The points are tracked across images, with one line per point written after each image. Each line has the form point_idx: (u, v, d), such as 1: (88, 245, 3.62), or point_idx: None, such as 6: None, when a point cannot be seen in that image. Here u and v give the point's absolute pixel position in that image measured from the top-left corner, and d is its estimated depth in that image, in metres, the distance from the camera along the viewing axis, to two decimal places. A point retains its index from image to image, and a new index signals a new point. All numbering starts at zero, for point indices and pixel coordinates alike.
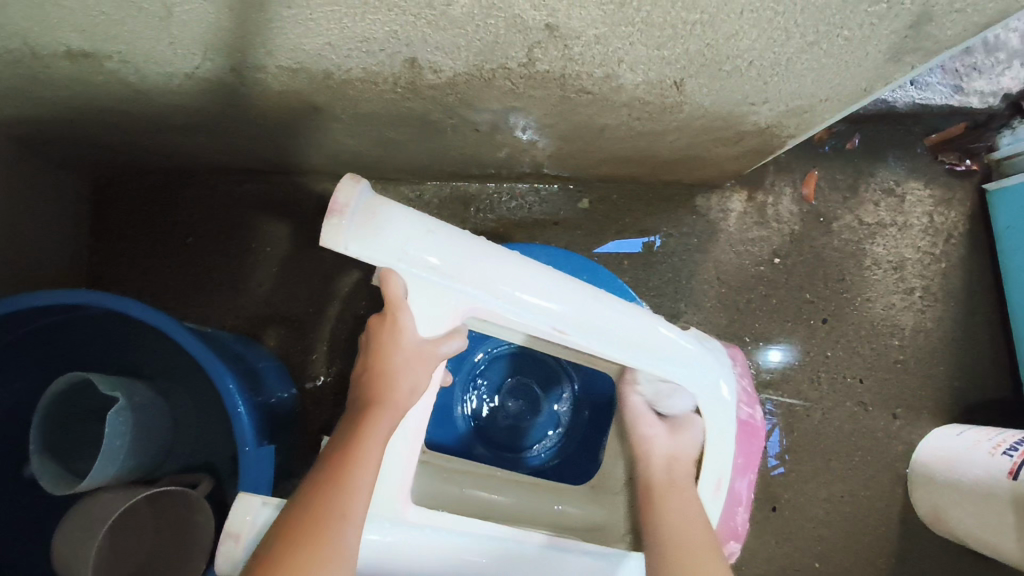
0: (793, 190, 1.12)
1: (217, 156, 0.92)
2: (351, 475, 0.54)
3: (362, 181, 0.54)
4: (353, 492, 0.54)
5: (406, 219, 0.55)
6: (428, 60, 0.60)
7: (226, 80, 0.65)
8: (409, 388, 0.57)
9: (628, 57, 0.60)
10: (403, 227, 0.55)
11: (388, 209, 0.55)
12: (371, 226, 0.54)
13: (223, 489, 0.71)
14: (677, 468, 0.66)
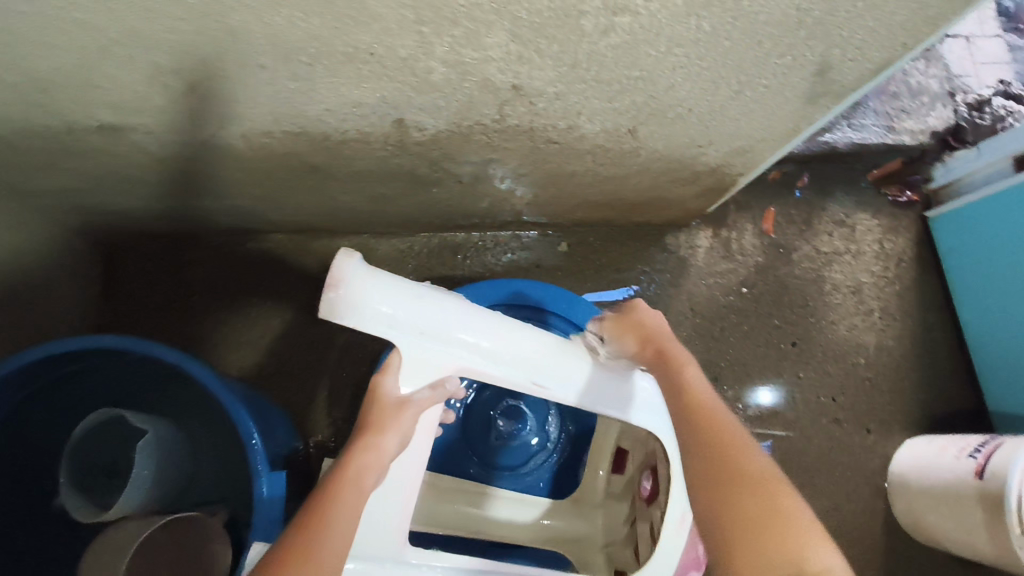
0: (753, 225, 1.22)
1: (222, 217, 1.01)
2: (330, 521, 0.54)
3: (356, 257, 0.57)
4: (333, 541, 0.54)
5: (397, 291, 0.59)
6: (414, 120, 0.70)
7: (236, 146, 0.74)
8: (390, 443, 0.60)
9: (585, 110, 0.70)
10: (395, 300, 0.59)
11: (380, 281, 0.59)
12: (365, 297, 0.58)
13: (238, 518, 0.75)
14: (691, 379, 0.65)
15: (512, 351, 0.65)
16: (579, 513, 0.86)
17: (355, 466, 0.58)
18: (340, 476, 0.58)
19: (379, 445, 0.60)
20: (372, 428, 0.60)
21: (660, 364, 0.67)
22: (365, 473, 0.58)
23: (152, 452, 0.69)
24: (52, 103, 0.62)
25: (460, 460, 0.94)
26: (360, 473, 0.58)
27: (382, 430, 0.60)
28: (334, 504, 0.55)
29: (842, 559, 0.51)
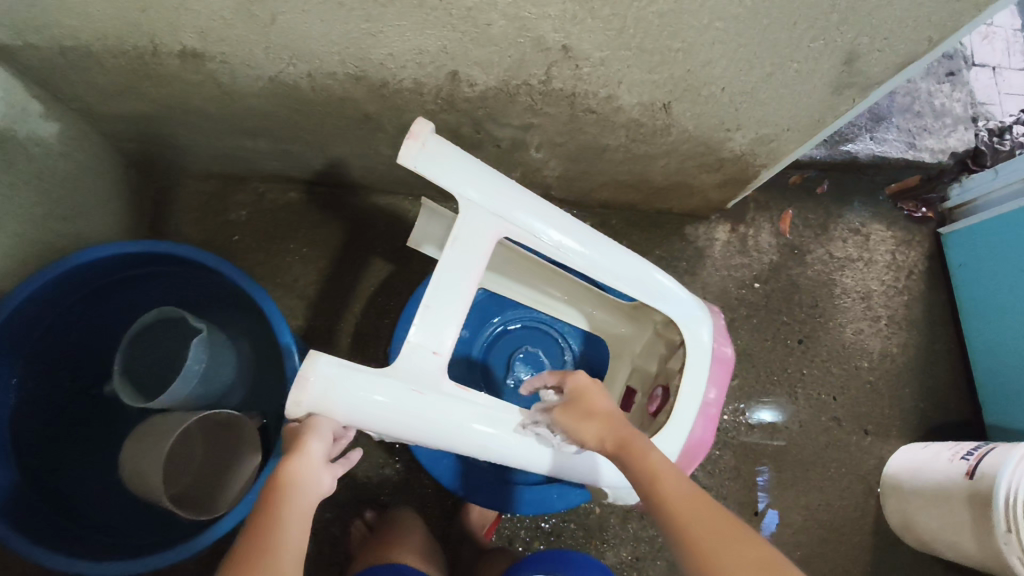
0: (771, 225, 1.26)
1: (270, 161, 1.07)
2: (277, 537, 0.54)
3: (308, 388, 0.57)
4: (282, 557, 0.52)
5: (360, 393, 0.59)
6: (467, 73, 0.76)
7: (299, 85, 0.81)
8: (318, 446, 0.58)
9: (626, 80, 0.76)
10: (352, 412, 0.59)
11: (337, 392, 0.58)
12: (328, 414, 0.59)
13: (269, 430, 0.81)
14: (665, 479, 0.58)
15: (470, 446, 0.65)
16: (631, 316, 0.83)
17: (290, 485, 0.56)
18: (279, 496, 0.56)
19: (306, 452, 0.58)
20: (298, 443, 0.58)
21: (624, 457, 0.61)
22: (304, 489, 0.57)
23: (203, 352, 0.75)
24: (143, 22, 0.68)
25: None
26: (300, 488, 0.57)
27: (307, 439, 0.58)
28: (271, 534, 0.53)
29: None
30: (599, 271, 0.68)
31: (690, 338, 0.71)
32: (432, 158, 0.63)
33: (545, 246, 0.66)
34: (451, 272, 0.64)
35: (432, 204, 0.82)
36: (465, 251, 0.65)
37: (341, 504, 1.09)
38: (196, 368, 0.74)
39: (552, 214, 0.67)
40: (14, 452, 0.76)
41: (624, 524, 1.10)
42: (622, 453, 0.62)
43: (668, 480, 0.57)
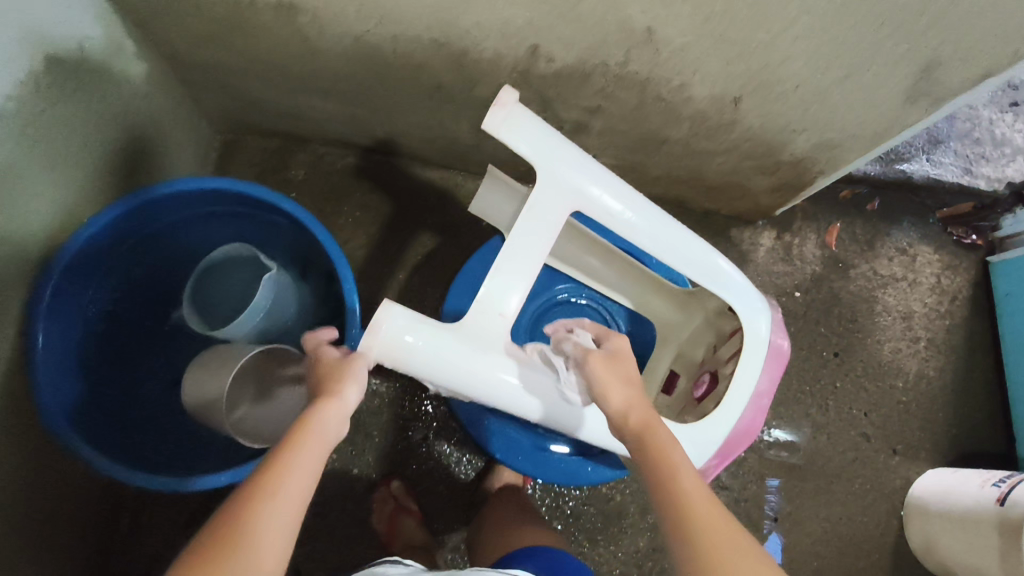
0: (817, 236, 1.27)
1: (335, 124, 1.10)
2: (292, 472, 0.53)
3: (376, 338, 0.60)
4: (289, 496, 0.52)
5: (427, 342, 0.61)
6: (547, 49, 0.78)
7: (382, 47, 0.83)
8: (349, 397, 0.57)
9: (702, 70, 0.77)
10: (416, 364, 0.62)
11: (404, 345, 0.61)
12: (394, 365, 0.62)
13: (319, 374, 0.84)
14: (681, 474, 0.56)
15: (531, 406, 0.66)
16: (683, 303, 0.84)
17: (314, 425, 0.55)
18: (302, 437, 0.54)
19: (339, 400, 0.57)
20: (333, 385, 0.58)
21: (645, 443, 0.57)
22: (322, 434, 0.55)
23: (271, 290, 0.79)
24: None
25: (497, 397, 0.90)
26: (323, 432, 0.55)
27: (345, 385, 0.58)
28: (281, 472, 0.53)
29: None
30: (664, 250, 0.70)
31: (747, 327, 0.71)
32: (515, 127, 0.64)
33: (613, 220, 0.68)
34: (521, 241, 0.67)
35: (496, 170, 0.84)
36: (537, 221, 0.67)
37: (370, 466, 1.12)
38: (263, 305, 0.78)
39: (623, 194, 0.68)
40: (80, 366, 0.81)
41: (644, 514, 1.11)
42: (643, 438, 0.58)
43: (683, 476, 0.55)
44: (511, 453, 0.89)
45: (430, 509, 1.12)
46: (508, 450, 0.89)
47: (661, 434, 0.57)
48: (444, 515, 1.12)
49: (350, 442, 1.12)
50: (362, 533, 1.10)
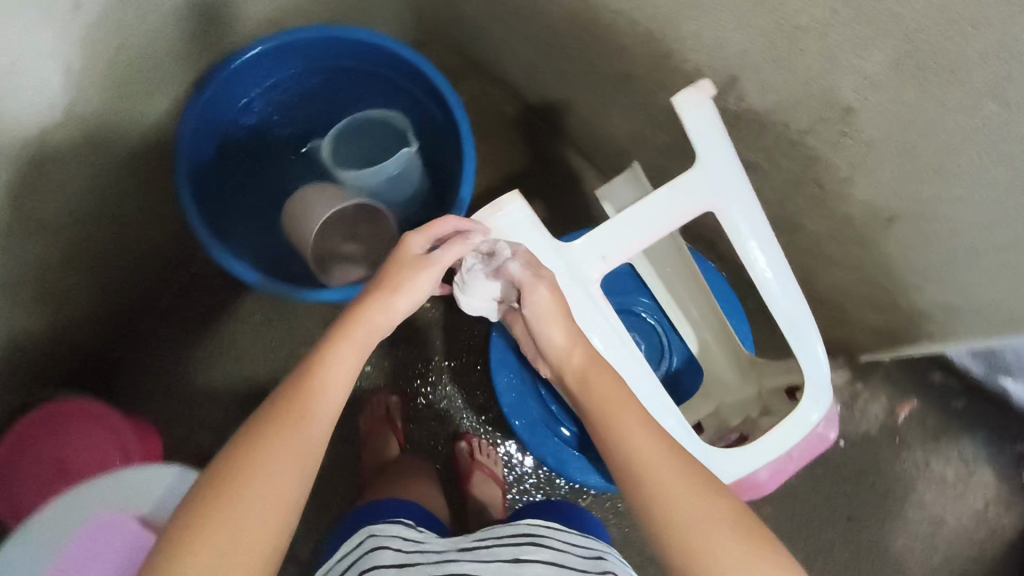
0: (888, 401, 1.22)
1: (518, 70, 1.16)
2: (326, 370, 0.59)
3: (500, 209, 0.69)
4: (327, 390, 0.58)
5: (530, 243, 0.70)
6: (743, 87, 0.80)
7: (600, 17, 0.88)
8: (403, 307, 0.64)
9: (873, 174, 0.78)
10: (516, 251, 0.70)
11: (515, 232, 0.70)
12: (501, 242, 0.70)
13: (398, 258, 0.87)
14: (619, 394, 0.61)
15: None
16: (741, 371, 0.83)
17: (360, 326, 0.62)
18: (339, 345, 0.61)
19: (391, 308, 0.63)
20: (389, 291, 0.63)
21: (588, 383, 0.63)
22: (362, 339, 0.62)
23: (401, 162, 0.84)
24: None
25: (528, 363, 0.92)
26: (368, 334, 0.62)
27: (398, 295, 0.64)
28: (312, 381, 0.58)
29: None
30: (769, 297, 0.71)
31: (802, 404, 0.71)
32: (692, 110, 0.65)
33: (739, 246, 0.69)
34: (649, 209, 0.69)
35: (637, 171, 0.86)
36: (674, 202, 0.69)
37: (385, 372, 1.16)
38: (390, 169, 0.83)
39: (760, 224, 0.69)
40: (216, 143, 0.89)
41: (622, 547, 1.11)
42: (585, 376, 0.63)
43: (630, 419, 0.59)
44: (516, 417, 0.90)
45: (412, 436, 1.15)
46: (515, 411, 0.90)
47: (602, 376, 0.63)
48: (420, 448, 1.15)
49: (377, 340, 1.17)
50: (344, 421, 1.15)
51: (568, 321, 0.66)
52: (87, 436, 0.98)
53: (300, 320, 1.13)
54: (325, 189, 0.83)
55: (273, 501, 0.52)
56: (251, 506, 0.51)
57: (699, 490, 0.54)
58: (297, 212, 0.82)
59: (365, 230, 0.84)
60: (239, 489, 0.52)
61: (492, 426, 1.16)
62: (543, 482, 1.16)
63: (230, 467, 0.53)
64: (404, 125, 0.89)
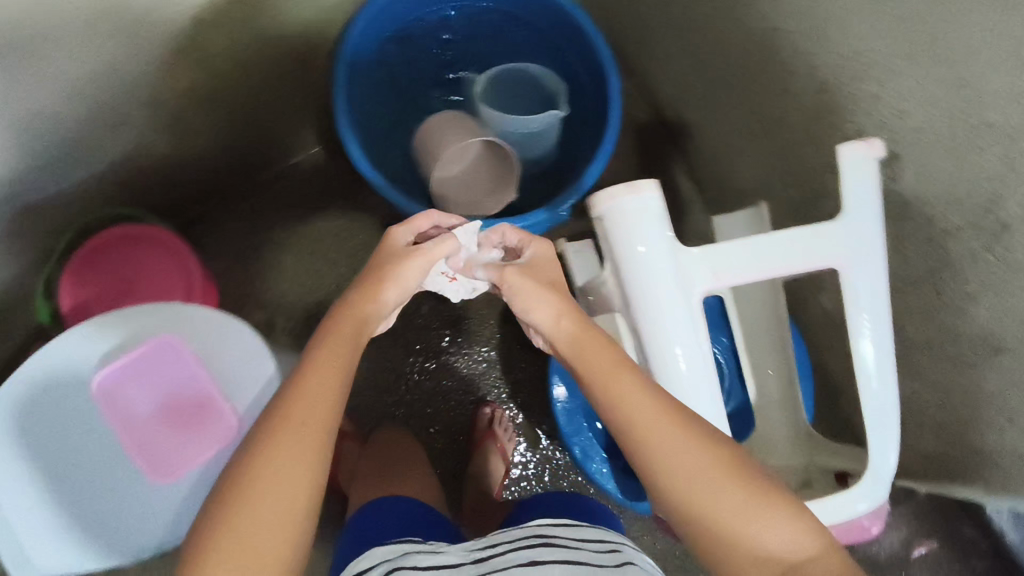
0: (904, 536, 1.17)
1: (668, 82, 1.16)
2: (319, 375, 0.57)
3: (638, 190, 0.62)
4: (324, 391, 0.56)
5: (650, 234, 0.64)
6: (902, 166, 0.79)
7: (781, 53, 0.87)
8: (388, 298, 0.66)
9: (1000, 298, 0.75)
10: (636, 235, 0.64)
11: (644, 219, 0.64)
12: (623, 221, 0.64)
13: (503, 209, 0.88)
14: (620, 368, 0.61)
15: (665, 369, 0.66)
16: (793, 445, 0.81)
17: (352, 319, 0.63)
18: (330, 337, 0.60)
19: (381, 299, 0.65)
20: (378, 284, 0.65)
21: (585, 360, 0.62)
22: (355, 335, 0.62)
23: (543, 123, 0.84)
24: None
25: None
26: (358, 326, 0.63)
27: (387, 287, 0.66)
28: (305, 378, 0.57)
29: (783, 527, 0.53)
30: (861, 378, 0.67)
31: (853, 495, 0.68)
32: (860, 170, 0.64)
33: (852, 318, 0.66)
34: (779, 247, 0.66)
35: (763, 212, 0.87)
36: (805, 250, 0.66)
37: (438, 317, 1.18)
38: (532, 123, 0.83)
39: (882, 308, 0.66)
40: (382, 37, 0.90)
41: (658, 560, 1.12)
42: (577, 349, 0.63)
43: (636, 409, 0.58)
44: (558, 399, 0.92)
45: (441, 386, 1.17)
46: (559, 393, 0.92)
47: (596, 353, 0.62)
48: (444, 400, 1.17)
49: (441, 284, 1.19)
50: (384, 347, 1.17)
51: (547, 292, 0.67)
52: (144, 262, 1.01)
53: (380, 238, 1.16)
54: (466, 120, 0.84)
55: (289, 495, 0.52)
56: (258, 517, 0.51)
57: (714, 465, 0.55)
58: (432, 133, 0.84)
59: (486, 167, 0.86)
60: (243, 487, 0.52)
61: (516, 405, 1.17)
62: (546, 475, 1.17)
63: (232, 486, 0.52)
64: (554, 88, 0.86)
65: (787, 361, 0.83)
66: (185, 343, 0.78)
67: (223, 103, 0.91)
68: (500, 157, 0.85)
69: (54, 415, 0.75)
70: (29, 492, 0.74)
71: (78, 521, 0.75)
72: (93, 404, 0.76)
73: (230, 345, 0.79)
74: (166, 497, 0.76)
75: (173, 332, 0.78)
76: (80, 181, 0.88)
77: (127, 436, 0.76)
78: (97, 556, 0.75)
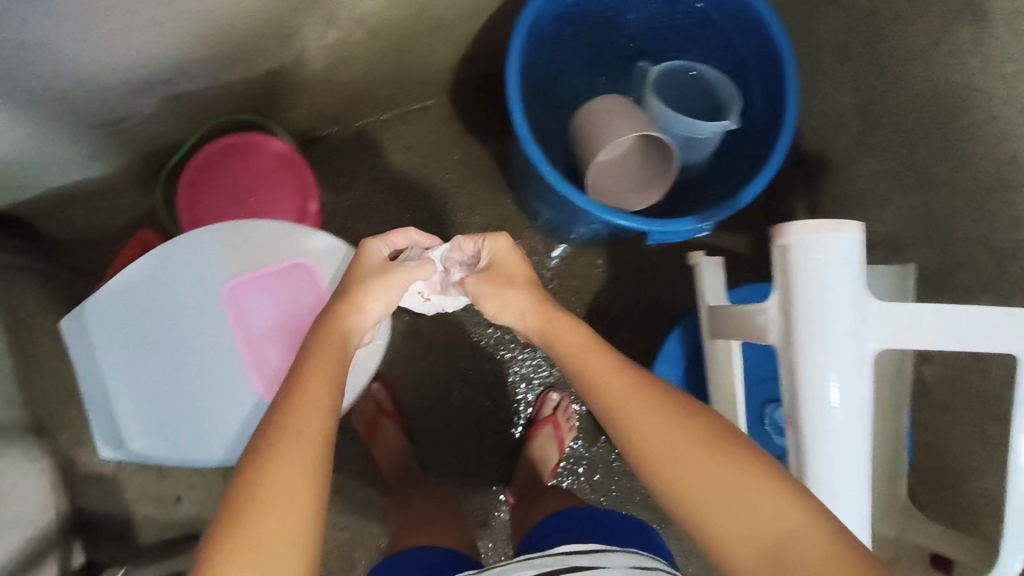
0: None
1: (817, 114, 1.13)
2: (311, 373, 0.57)
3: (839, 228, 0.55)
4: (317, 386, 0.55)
5: (840, 277, 0.56)
6: None
7: (966, 114, 0.84)
8: (372, 308, 0.67)
9: None
10: (827, 274, 0.56)
11: (838, 260, 0.56)
12: (815, 256, 0.56)
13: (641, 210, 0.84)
14: (622, 379, 0.58)
15: (818, 412, 0.57)
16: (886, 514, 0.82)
17: (335, 330, 0.63)
18: (318, 350, 0.60)
19: (361, 310, 0.66)
20: (354, 298, 0.67)
21: (552, 331, 0.65)
22: (342, 337, 0.63)
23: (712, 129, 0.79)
24: None
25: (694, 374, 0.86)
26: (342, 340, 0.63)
27: (364, 299, 0.67)
28: (298, 385, 0.55)
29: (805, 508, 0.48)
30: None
31: None
32: None
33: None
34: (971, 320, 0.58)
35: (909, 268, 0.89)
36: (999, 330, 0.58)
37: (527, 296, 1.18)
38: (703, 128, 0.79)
39: None
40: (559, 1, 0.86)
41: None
42: (546, 327, 0.66)
43: (623, 407, 0.56)
44: None
45: (515, 362, 1.16)
46: None
47: (561, 324, 0.66)
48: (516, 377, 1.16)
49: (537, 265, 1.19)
50: (468, 311, 1.15)
51: (512, 291, 0.70)
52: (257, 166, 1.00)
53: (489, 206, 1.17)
54: (638, 110, 0.80)
55: (296, 494, 0.47)
56: (267, 513, 0.46)
57: (690, 435, 0.53)
58: (602, 116, 0.78)
59: (637, 160, 0.84)
60: (252, 484, 0.48)
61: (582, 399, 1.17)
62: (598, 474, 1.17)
63: (239, 492, 0.47)
64: (727, 98, 0.83)
65: (896, 429, 0.81)
66: (319, 272, 0.80)
67: (387, 39, 0.89)
68: (658, 154, 0.82)
69: (180, 304, 0.78)
70: (136, 371, 0.77)
71: (172, 409, 0.77)
72: (219, 305, 0.78)
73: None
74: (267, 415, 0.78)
75: (310, 258, 0.80)
76: (232, 82, 0.87)
77: (241, 343, 0.78)
78: (177, 449, 0.77)
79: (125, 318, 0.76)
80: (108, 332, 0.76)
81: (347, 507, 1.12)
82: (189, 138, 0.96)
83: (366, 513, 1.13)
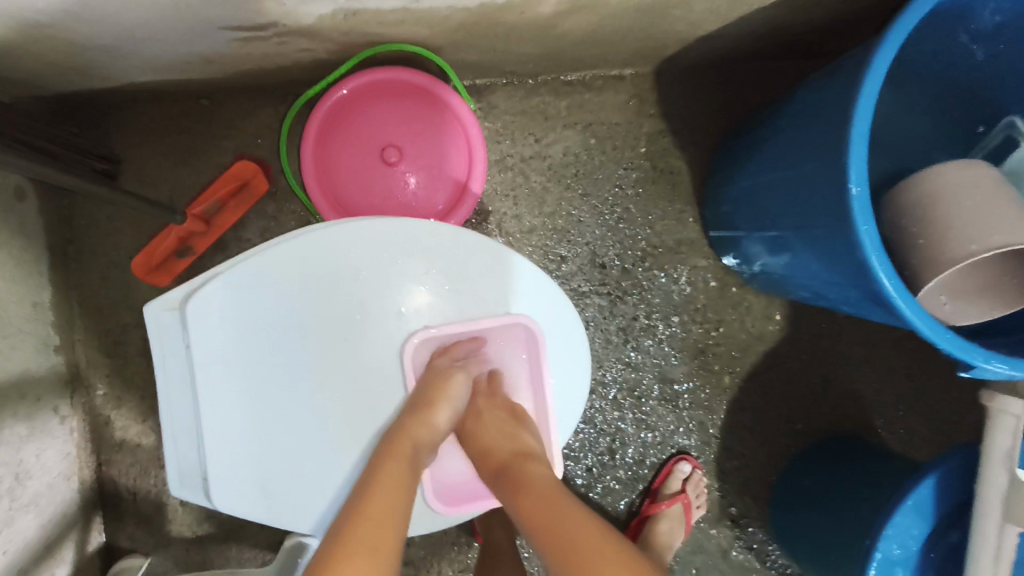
0: None
1: None
2: (371, 500, 0.50)
3: None
4: (370, 510, 0.49)
5: None
6: None
7: None
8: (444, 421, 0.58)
9: None
10: None
11: None
12: None
13: (957, 318, 0.61)
14: (570, 521, 0.50)
15: None
16: None
17: (405, 441, 0.55)
18: (385, 460, 0.53)
19: (434, 424, 0.57)
20: (428, 408, 0.57)
21: (512, 484, 0.55)
22: (404, 447, 0.55)
23: None
24: None
25: (934, 531, 0.67)
26: (415, 450, 0.55)
27: (438, 409, 0.58)
28: (369, 495, 0.50)
29: None
30: None
31: None
32: None
33: None
34: None
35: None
36: None
37: (683, 339, 0.96)
38: None
39: None
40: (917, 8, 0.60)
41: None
42: (505, 475, 0.56)
43: (577, 555, 0.47)
44: (883, 570, 0.66)
45: (649, 416, 0.96)
46: (883, 564, 0.66)
47: (520, 470, 0.56)
48: (642, 429, 0.96)
49: (706, 305, 0.96)
50: (609, 344, 0.95)
51: (508, 426, 0.60)
52: (427, 126, 0.77)
53: (665, 222, 0.93)
54: (1008, 191, 0.57)
55: None
56: None
57: None
58: (952, 195, 0.57)
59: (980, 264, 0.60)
60: None
61: (716, 475, 0.98)
62: (709, 558, 0.99)
63: None
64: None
65: None
66: (538, 344, 0.61)
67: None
68: (1003, 258, 0.60)
69: (323, 318, 0.57)
70: (243, 395, 0.56)
71: (279, 454, 0.57)
72: (378, 335, 0.58)
73: (568, 362, 0.63)
74: (432, 517, 0.61)
75: (530, 318, 0.61)
76: (434, 8, 0.60)
77: (390, 389, 0.59)
78: (273, 505, 0.58)
79: (247, 321, 0.55)
80: (218, 335, 0.54)
81: (418, 541, 0.92)
82: (361, 55, 0.71)
83: (440, 555, 0.92)
